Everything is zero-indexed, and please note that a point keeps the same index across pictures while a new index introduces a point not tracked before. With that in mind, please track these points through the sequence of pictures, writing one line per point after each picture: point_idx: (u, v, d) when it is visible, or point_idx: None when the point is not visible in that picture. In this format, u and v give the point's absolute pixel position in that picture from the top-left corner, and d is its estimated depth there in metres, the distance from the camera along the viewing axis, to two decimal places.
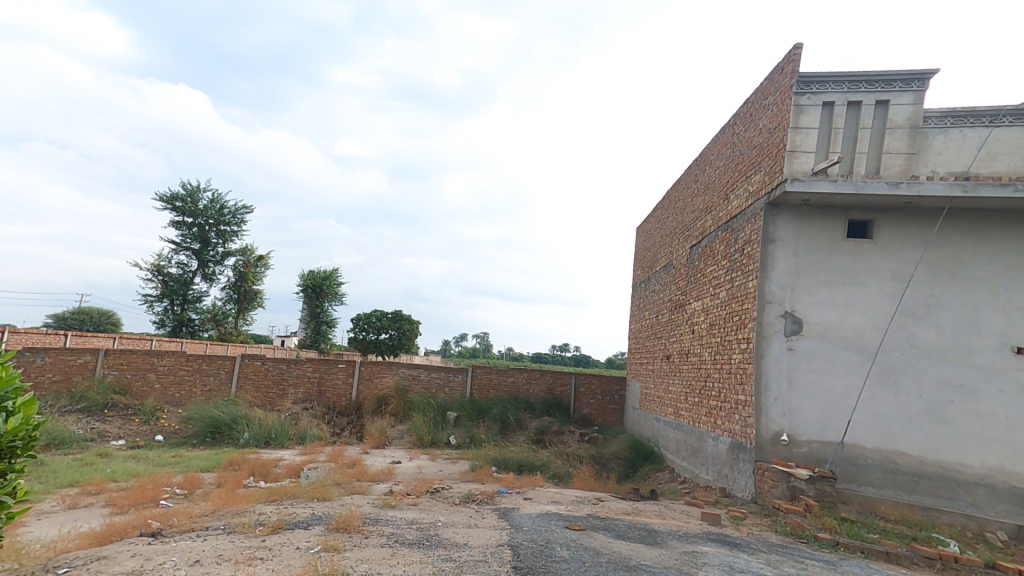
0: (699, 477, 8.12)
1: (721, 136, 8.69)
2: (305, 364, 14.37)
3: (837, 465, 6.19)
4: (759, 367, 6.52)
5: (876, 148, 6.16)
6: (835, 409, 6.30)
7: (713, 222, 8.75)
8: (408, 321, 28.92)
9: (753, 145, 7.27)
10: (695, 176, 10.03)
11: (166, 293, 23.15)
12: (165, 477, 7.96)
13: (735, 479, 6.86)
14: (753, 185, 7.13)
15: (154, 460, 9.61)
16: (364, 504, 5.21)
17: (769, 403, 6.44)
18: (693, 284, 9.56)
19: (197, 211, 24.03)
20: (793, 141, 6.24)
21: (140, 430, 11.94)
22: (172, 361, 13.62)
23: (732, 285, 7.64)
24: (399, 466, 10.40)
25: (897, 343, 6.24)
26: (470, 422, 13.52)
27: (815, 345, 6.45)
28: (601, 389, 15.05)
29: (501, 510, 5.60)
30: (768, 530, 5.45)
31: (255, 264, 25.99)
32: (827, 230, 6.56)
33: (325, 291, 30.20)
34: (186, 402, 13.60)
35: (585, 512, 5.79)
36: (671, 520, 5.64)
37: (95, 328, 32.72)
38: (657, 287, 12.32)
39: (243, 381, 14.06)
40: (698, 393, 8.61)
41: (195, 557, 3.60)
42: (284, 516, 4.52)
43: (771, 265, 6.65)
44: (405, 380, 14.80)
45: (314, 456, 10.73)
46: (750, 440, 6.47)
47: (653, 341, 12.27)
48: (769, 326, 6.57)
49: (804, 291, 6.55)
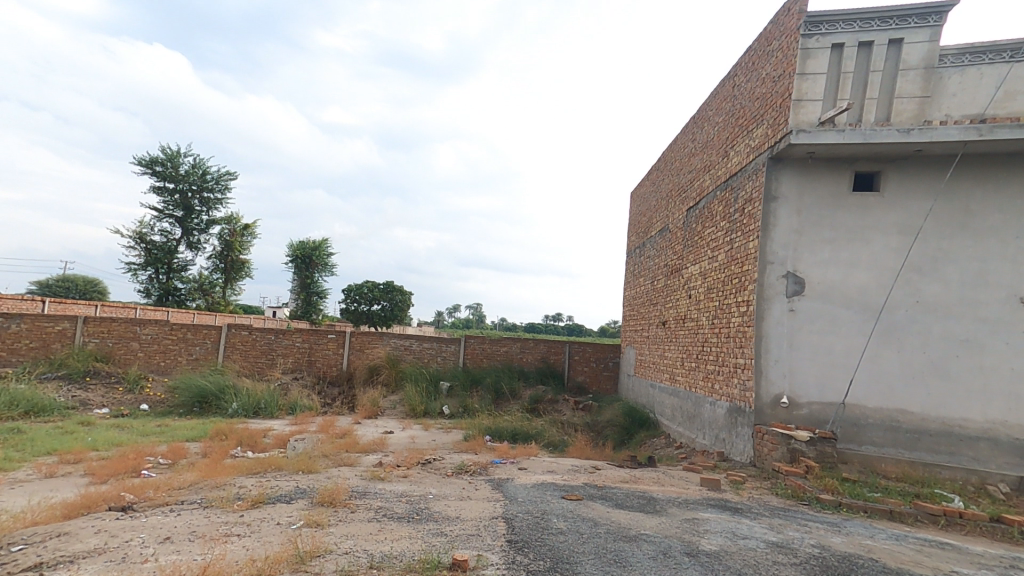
0: (695, 442, 8.03)
1: (720, 89, 8.25)
2: (294, 334, 14.07)
3: (838, 425, 6.04)
4: (759, 329, 6.34)
5: (888, 93, 5.77)
6: (837, 370, 6.12)
7: (711, 181, 8.39)
8: (400, 292, 28.58)
9: (756, 96, 6.86)
10: (693, 134, 9.61)
11: (151, 261, 22.51)
12: (149, 446, 7.71)
13: (733, 443, 6.75)
14: (755, 139, 6.78)
15: (138, 429, 9.35)
16: (351, 476, 4.97)
17: (769, 365, 6.27)
18: (690, 248, 9.27)
19: (179, 176, 23.23)
20: (799, 89, 5.85)
21: (125, 399, 11.67)
22: (155, 330, 13.24)
23: (731, 246, 7.36)
24: (391, 436, 10.26)
25: (902, 300, 6.01)
26: (462, 391, 13.38)
27: (817, 305, 6.23)
28: (595, 356, 14.91)
29: (494, 480, 5.41)
30: (768, 494, 5.31)
31: (241, 232, 25.40)
32: (832, 184, 6.26)
33: (314, 262, 29.66)
34: (172, 371, 13.31)
35: (582, 481, 5.62)
36: (669, 486, 5.48)
37: (81, 297, 32.19)
38: (652, 252, 12.03)
39: (230, 352, 13.75)
40: (695, 358, 8.45)
41: (165, 534, 3.33)
42: (265, 489, 4.23)
43: (773, 223, 6.38)
44: (397, 350, 14.57)
45: (305, 426, 10.52)
46: (749, 404, 6.32)
47: (648, 308, 12.05)
48: (770, 287, 6.34)
49: (806, 250, 6.29)
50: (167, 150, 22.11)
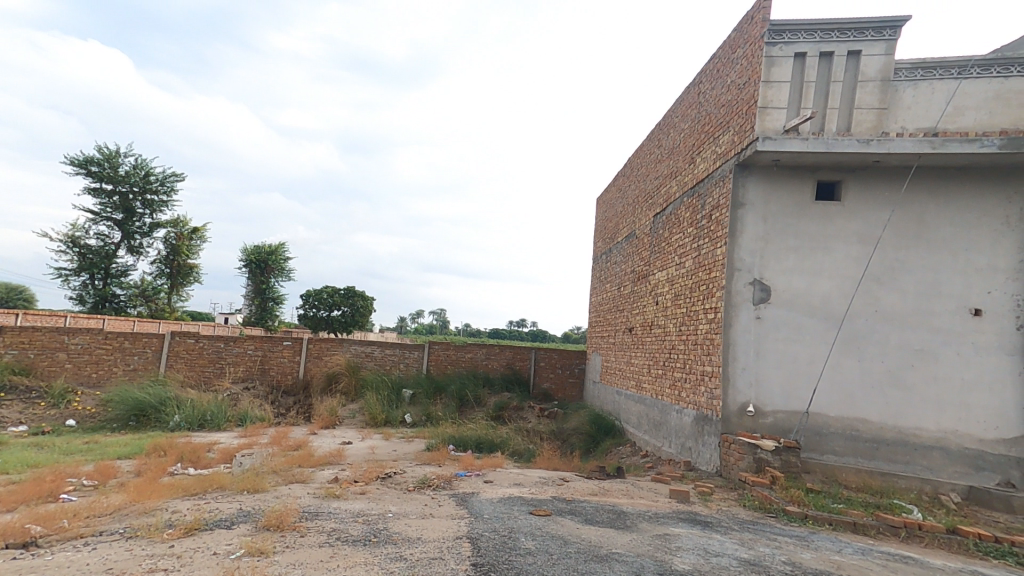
0: (662, 451, 7.96)
1: (686, 96, 8.30)
2: (245, 341, 13.35)
3: (802, 434, 6.07)
4: (726, 337, 6.34)
5: (848, 103, 5.87)
6: (801, 377, 6.16)
7: (678, 187, 8.41)
8: (362, 297, 27.83)
9: (721, 103, 6.90)
10: (658, 140, 9.65)
11: (85, 266, 21.03)
12: (73, 466, 7.02)
13: (700, 452, 6.71)
14: (721, 146, 6.80)
15: (63, 447, 8.55)
16: (303, 495, 4.57)
17: (735, 373, 6.27)
18: (657, 254, 9.26)
19: (118, 177, 21.86)
20: (764, 97, 5.88)
21: (48, 415, 10.71)
22: (86, 339, 12.27)
23: (698, 253, 7.36)
24: (349, 447, 9.79)
25: (862, 308, 6.10)
26: (426, 399, 13.00)
27: (782, 313, 6.27)
28: (561, 363, 14.79)
29: (459, 495, 5.13)
30: (736, 506, 5.23)
31: (189, 237, 24.12)
32: (796, 193, 6.33)
33: (271, 265, 28.51)
34: (105, 383, 12.35)
35: (550, 494, 5.40)
36: (639, 499, 5.34)
37: (7, 304, 29.84)
38: (619, 259, 12.04)
39: (173, 360, 12.91)
40: (662, 365, 8.40)
41: (76, 574, 2.91)
42: (201, 513, 3.79)
43: (740, 231, 6.41)
44: (357, 357, 14.03)
45: (255, 438, 9.91)
46: (716, 413, 6.30)
47: (614, 314, 12.03)
48: (736, 295, 6.36)
49: (771, 258, 6.33)
50: (106, 148, 20.77)
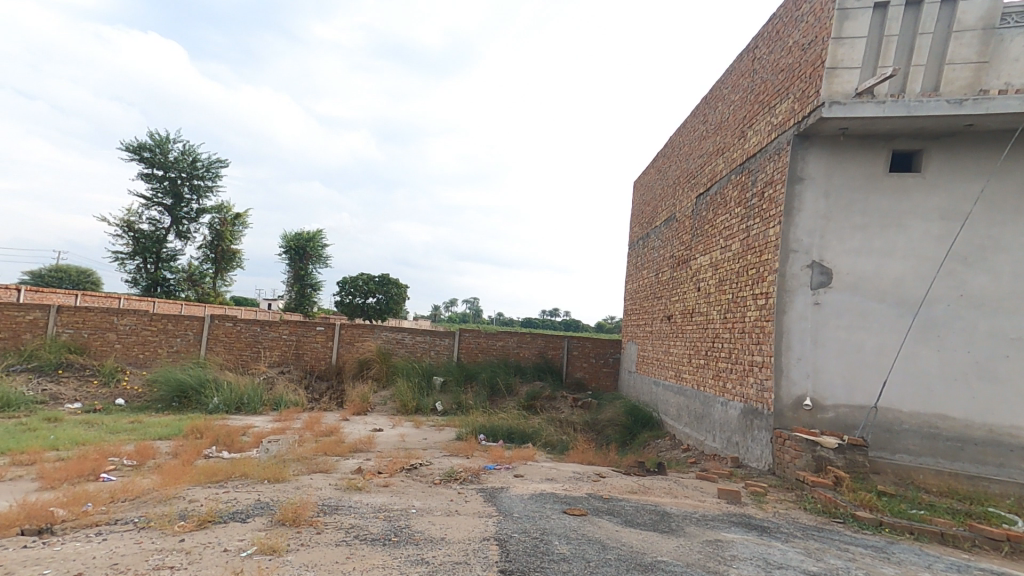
0: (704, 445, 7.47)
1: (738, 65, 7.62)
2: (280, 326, 13.44)
3: (869, 431, 5.48)
4: (780, 324, 5.80)
5: (937, 58, 5.15)
6: (868, 370, 5.55)
7: (725, 165, 7.78)
8: (396, 286, 27.98)
9: (779, 69, 6.25)
10: (704, 115, 9.00)
11: (139, 250, 21.76)
12: (114, 445, 7.07)
13: (748, 448, 6.21)
14: (778, 116, 6.16)
15: (108, 426, 8.72)
16: (324, 487, 4.27)
17: (790, 363, 5.73)
18: (700, 238, 8.66)
19: (168, 162, 22.48)
20: (834, 56, 5.22)
21: (99, 393, 11.03)
22: (134, 321, 12.58)
23: (747, 235, 6.77)
24: (380, 434, 9.67)
25: (945, 293, 5.41)
26: (457, 387, 12.80)
27: (845, 298, 5.66)
28: (595, 352, 14.30)
29: (487, 490, 4.82)
30: (796, 509, 4.71)
31: (232, 223, 24.72)
32: (866, 164, 5.66)
33: (309, 253, 28.97)
34: (151, 363, 12.65)
35: (585, 491, 5.02)
36: (684, 499, 4.89)
37: (74, 287, 31.50)
38: (657, 243, 11.44)
39: (213, 344, 13.10)
40: (704, 355, 7.86)
41: (78, 569, 2.69)
42: (216, 504, 3.54)
43: (797, 208, 5.82)
44: (388, 344, 13.94)
45: (288, 423, 9.90)
46: (768, 406, 5.78)
47: (651, 302, 11.47)
48: (792, 278, 5.79)
49: (834, 237, 5.72)
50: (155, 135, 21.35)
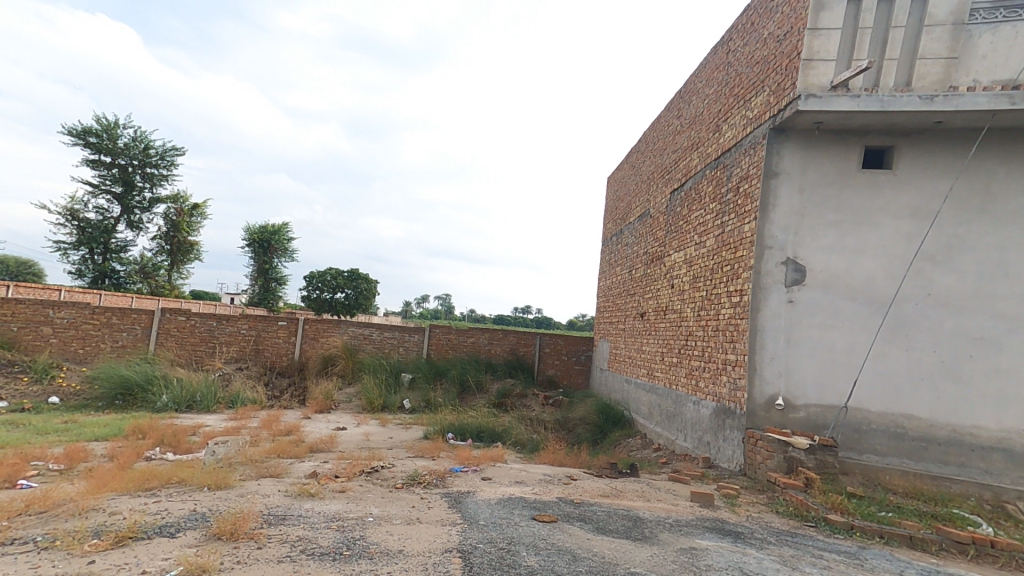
0: (675, 445, 7.36)
1: (712, 58, 7.51)
2: (239, 321, 12.81)
3: (839, 431, 5.42)
4: (753, 322, 5.70)
5: (909, 53, 5.11)
6: (839, 369, 5.49)
7: (699, 159, 7.67)
8: (366, 280, 27.28)
9: (754, 61, 6.14)
10: (678, 109, 8.88)
11: (85, 240, 20.52)
12: (40, 449, 6.48)
13: (720, 448, 6.12)
14: (753, 109, 6.05)
15: (39, 427, 8.05)
16: (271, 493, 3.89)
17: (763, 361, 5.64)
18: (674, 234, 8.55)
19: (117, 149, 21.25)
20: (810, 47, 5.12)
21: (31, 391, 10.25)
22: (72, 314, 11.76)
23: (721, 231, 6.67)
24: (342, 432, 9.27)
25: (913, 291, 5.40)
26: (425, 384, 12.45)
27: (818, 296, 5.59)
28: (567, 350, 14.16)
29: (451, 495, 4.53)
30: (767, 512, 4.59)
31: (190, 212, 23.60)
32: (840, 161, 5.60)
33: (275, 245, 27.96)
34: (91, 360, 11.85)
35: (555, 495, 4.78)
36: (656, 502, 4.71)
37: (14, 279, 29.57)
38: (630, 240, 11.34)
39: (164, 339, 12.38)
40: (677, 353, 7.76)
41: None
42: (140, 517, 3.14)
43: (773, 204, 5.72)
44: (354, 339, 13.45)
45: (244, 422, 9.38)
46: (741, 406, 5.68)
47: (624, 298, 11.35)
48: (766, 275, 5.70)
49: (807, 234, 5.65)
50: (104, 120, 20.15)
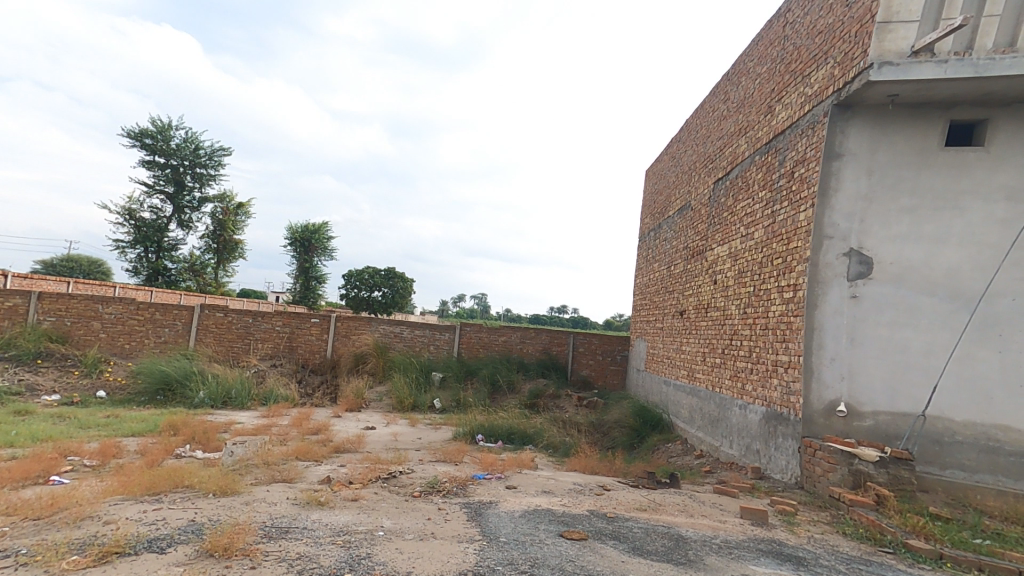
0: (719, 452, 6.79)
1: (766, 34, 6.87)
2: (274, 318, 12.89)
3: (914, 442, 4.77)
4: (811, 320, 5.10)
5: (1015, 8, 4.38)
6: (913, 373, 4.83)
7: (747, 145, 7.04)
8: (402, 279, 27.39)
9: (816, 32, 5.51)
10: (725, 93, 8.25)
11: (139, 239, 21.36)
12: (75, 443, 6.52)
13: (771, 458, 5.54)
14: (813, 85, 5.44)
15: (81, 421, 8.21)
16: (278, 501, 3.62)
17: (823, 364, 5.03)
18: (717, 226, 7.94)
19: (171, 150, 22.05)
20: (887, 8, 4.48)
21: (80, 384, 10.56)
22: (119, 310, 12.10)
23: (772, 220, 6.06)
24: (371, 431, 9.11)
25: (1008, 287, 4.68)
26: (456, 383, 12.19)
27: (888, 292, 4.94)
28: (602, 349, 13.62)
29: (472, 505, 4.17)
30: (832, 534, 4.02)
31: (235, 212, 24.24)
32: (917, 138, 4.94)
33: (314, 246, 28.47)
34: (136, 355, 12.16)
35: (586, 508, 4.35)
36: (701, 519, 4.20)
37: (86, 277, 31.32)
38: (670, 234, 10.72)
39: (203, 335, 12.58)
40: (720, 354, 7.16)
41: None
42: (131, 529, 2.91)
43: (834, 188, 5.09)
44: (386, 337, 13.35)
45: (275, 419, 9.34)
46: (797, 411, 5.09)
47: (662, 296, 10.76)
48: (826, 268, 5.08)
49: (876, 221, 5.01)
50: (159, 122, 20.92)
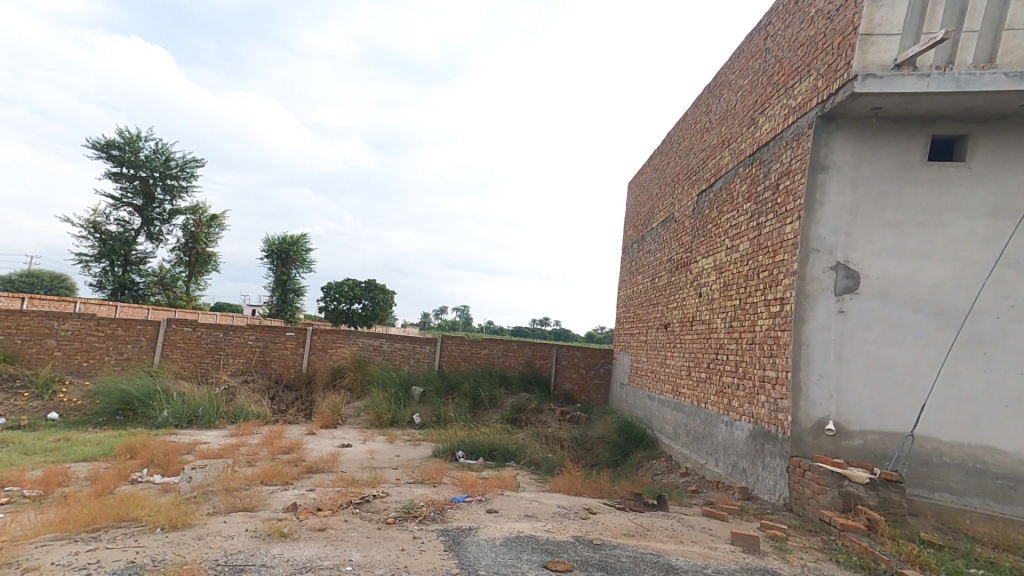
0: (705, 470, 6.63)
1: (747, 46, 6.86)
2: (245, 332, 12.43)
3: (903, 463, 4.66)
4: (798, 335, 4.99)
5: (994, 23, 4.40)
6: (901, 390, 4.74)
7: (731, 157, 7.00)
8: (383, 291, 26.90)
9: (799, 44, 5.48)
10: (707, 106, 8.24)
11: (105, 253, 20.62)
12: (17, 471, 6.05)
13: (759, 477, 5.40)
14: (797, 97, 5.40)
15: (30, 445, 7.69)
16: (234, 534, 3.31)
17: (810, 380, 4.92)
18: (701, 239, 7.87)
19: (139, 162, 21.42)
20: (869, 20, 4.46)
21: (30, 407, 9.97)
22: (77, 326, 11.53)
23: (757, 233, 5.99)
24: (346, 450, 8.75)
25: (994, 303, 4.63)
26: (437, 398, 11.87)
27: (875, 307, 4.86)
28: (586, 363, 13.44)
29: (450, 533, 3.90)
30: (826, 561, 3.85)
31: (208, 223, 23.62)
32: (901, 152, 4.90)
33: (292, 256, 27.88)
34: (95, 373, 11.58)
35: (570, 534, 4.11)
36: (691, 546, 4.00)
37: (50, 292, 30.19)
38: (652, 247, 10.66)
39: (169, 350, 12.05)
40: (705, 368, 7.03)
41: None
42: None
43: (820, 201, 5.03)
44: (364, 351, 12.97)
45: (244, 438, 8.90)
46: (785, 430, 4.96)
47: (646, 309, 10.66)
48: (813, 282, 4.99)
49: (861, 235, 4.94)
50: (126, 132, 20.34)
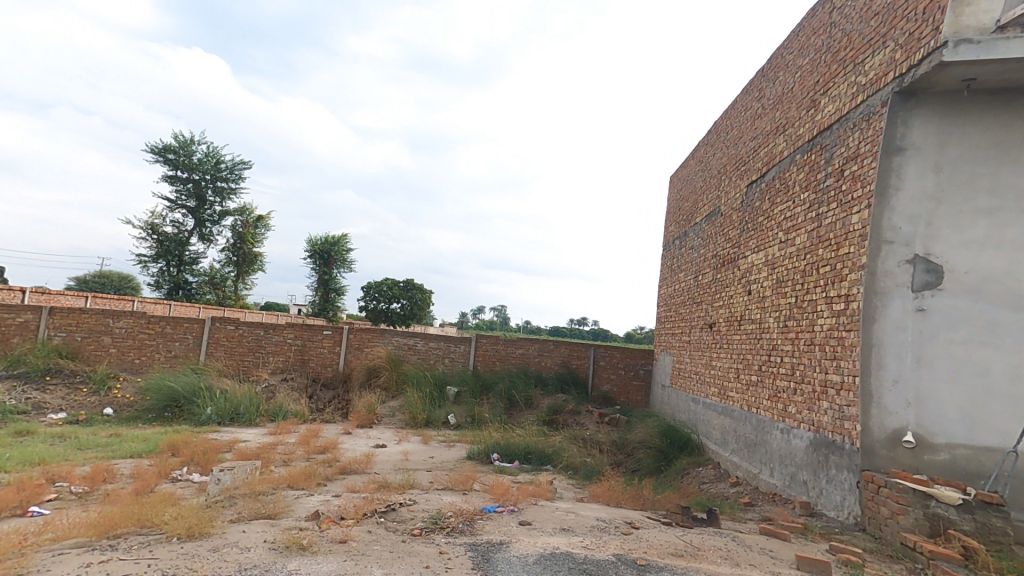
0: (759, 481, 6.11)
1: (807, 23, 6.28)
2: (285, 330, 12.60)
3: (1003, 483, 4.04)
4: (869, 337, 4.45)
5: None
6: (997, 400, 4.13)
7: (786, 143, 6.43)
8: (420, 290, 27.06)
9: (871, 13, 4.91)
10: (759, 90, 7.66)
11: (161, 253, 21.56)
12: (66, 467, 6.19)
13: (823, 492, 4.87)
14: (868, 73, 4.83)
15: (81, 440, 7.94)
16: (252, 547, 3.13)
17: (885, 388, 4.37)
18: (751, 232, 7.31)
19: (192, 164, 22.27)
20: None
21: (87, 401, 10.38)
22: (130, 324, 11.96)
23: (817, 223, 5.43)
24: (380, 450, 8.64)
25: None
26: (472, 398, 11.67)
27: (963, 305, 4.26)
28: (624, 363, 12.94)
29: (480, 548, 3.61)
30: None
31: (255, 224, 24.35)
32: (995, 129, 4.29)
33: (333, 257, 28.43)
34: (146, 369, 11.97)
35: (612, 553, 3.75)
36: (749, 570, 3.57)
37: (118, 291, 32.17)
38: (696, 243, 10.10)
39: (213, 348, 12.34)
40: (757, 372, 6.49)
41: None
42: None
43: (895, 186, 4.46)
44: (399, 350, 12.91)
45: (282, 437, 8.93)
46: (855, 441, 4.43)
47: (689, 307, 10.10)
48: (886, 277, 4.44)
49: (945, 223, 4.35)
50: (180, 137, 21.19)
